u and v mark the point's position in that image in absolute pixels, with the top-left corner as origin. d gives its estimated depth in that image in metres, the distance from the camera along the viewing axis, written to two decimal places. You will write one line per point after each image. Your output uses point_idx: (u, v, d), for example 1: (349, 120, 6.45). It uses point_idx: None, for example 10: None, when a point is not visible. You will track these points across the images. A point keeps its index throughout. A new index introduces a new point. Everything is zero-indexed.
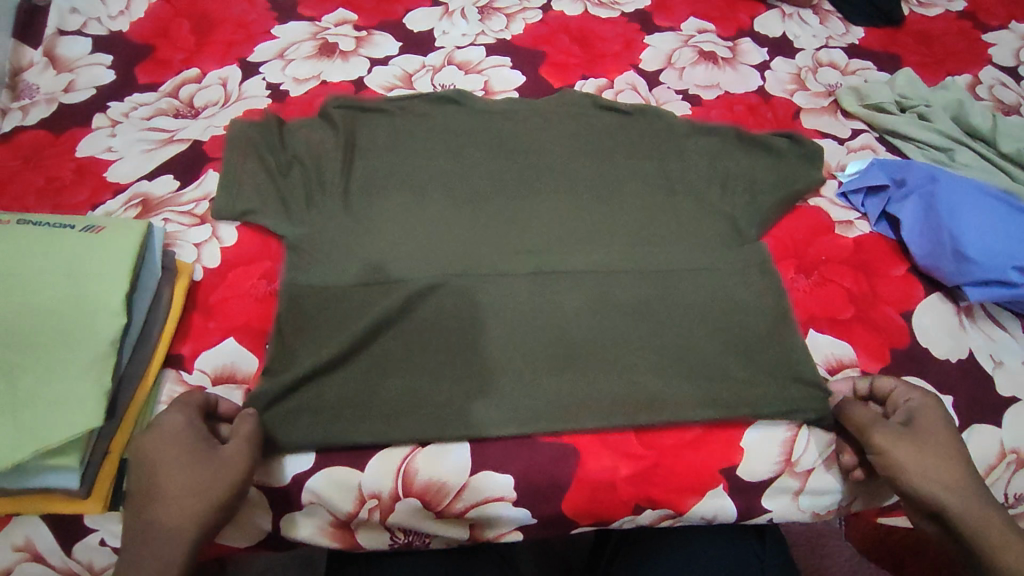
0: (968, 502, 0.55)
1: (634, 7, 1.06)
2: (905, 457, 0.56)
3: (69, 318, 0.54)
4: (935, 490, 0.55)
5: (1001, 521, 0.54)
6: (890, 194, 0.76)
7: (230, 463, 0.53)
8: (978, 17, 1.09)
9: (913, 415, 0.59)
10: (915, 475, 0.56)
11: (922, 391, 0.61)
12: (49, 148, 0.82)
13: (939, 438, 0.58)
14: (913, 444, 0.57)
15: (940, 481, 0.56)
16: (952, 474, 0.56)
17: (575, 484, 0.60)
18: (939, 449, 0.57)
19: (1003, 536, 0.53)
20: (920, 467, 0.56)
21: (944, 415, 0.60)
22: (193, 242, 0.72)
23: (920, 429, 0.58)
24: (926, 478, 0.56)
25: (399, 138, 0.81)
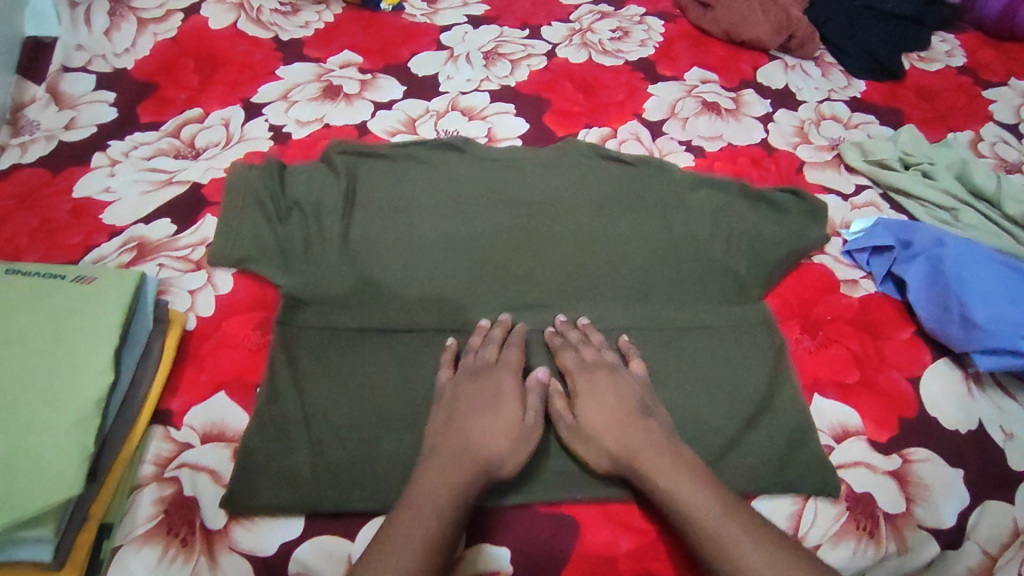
0: (636, 458, 0.56)
1: (637, 55, 1.07)
2: (588, 447, 0.59)
3: (54, 376, 0.52)
4: (619, 460, 0.58)
5: (674, 461, 0.56)
6: (896, 254, 0.75)
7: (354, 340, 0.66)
8: (979, 73, 1.10)
9: (579, 395, 0.62)
10: (593, 454, 0.59)
11: (602, 362, 0.64)
12: (46, 187, 0.81)
13: (611, 405, 0.60)
14: (590, 422, 0.60)
15: (609, 445, 0.58)
16: (635, 442, 0.57)
17: (575, 558, 0.56)
18: (599, 415, 0.60)
19: (665, 473, 0.55)
20: (596, 451, 0.59)
21: (614, 389, 0.61)
22: (188, 289, 0.70)
23: (591, 397, 0.61)
24: (598, 447, 0.59)
25: (400, 185, 0.81)
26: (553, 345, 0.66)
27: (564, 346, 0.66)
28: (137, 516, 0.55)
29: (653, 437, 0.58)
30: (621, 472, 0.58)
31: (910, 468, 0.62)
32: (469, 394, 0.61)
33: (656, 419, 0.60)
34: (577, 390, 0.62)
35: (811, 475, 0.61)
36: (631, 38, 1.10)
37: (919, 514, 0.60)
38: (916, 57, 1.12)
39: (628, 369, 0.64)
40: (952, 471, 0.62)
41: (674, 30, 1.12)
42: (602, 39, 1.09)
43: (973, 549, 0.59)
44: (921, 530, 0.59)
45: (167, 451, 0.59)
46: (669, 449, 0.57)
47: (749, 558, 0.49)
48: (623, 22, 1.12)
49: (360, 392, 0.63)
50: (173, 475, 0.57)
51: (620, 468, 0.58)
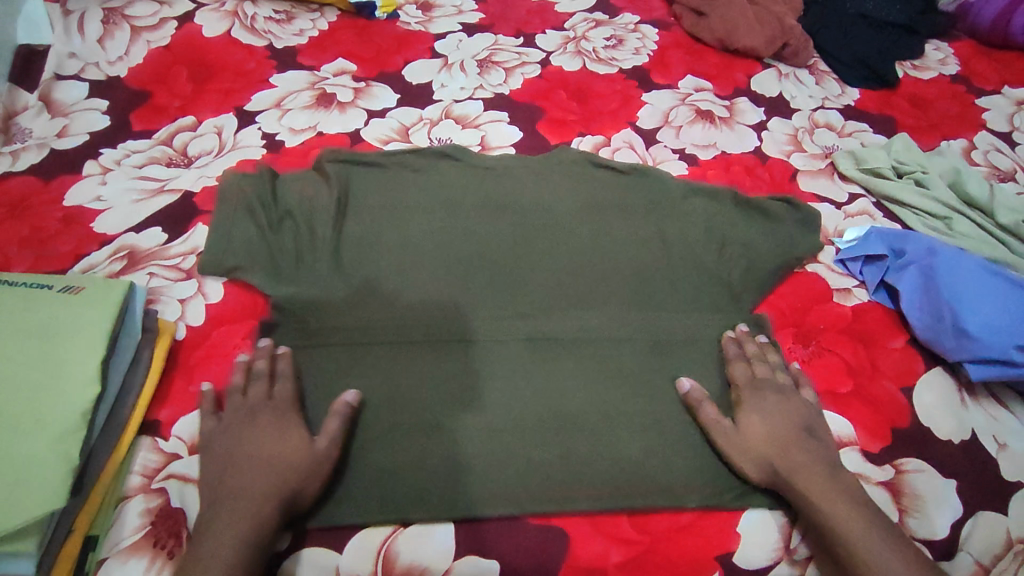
0: (799, 472, 0.58)
1: (632, 64, 1.07)
2: (746, 459, 0.60)
3: (39, 388, 0.52)
4: (778, 475, 0.59)
5: (831, 485, 0.57)
6: (889, 263, 0.75)
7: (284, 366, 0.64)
8: (972, 81, 1.10)
9: (743, 408, 0.63)
10: (750, 465, 0.60)
11: (770, 378, 0.65)
12: (37, 195, 0.81)
13: (779, 421, 0.61)
14: (752, 435, 0.61)
15: (773, 461, 0.59)
16: (795, 462, 0.59)
17: (564, 571, 0.56)
18: (771, 428, 0.61)
19: (828, 497, 0.56)
20: (747, 462, 0.60)
21: (783, 407, 0.62)
22: (178, 299, 0.70)
23: (768, 410, 0.62)
24: (757, 457, 0.60)
25: (393, 194, 0.80)
26: (729, 353, 0.68)
27: (737, 357, 0.67)
28: (123, 528, 0.54)
29: (816, 459, 0.59)
30: (774, 486, 0.59)
31: (903, 478, 0.62)
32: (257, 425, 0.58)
33: (820, 443, 0.61)
34: (743, 401, 0.64)
35: None
36: (625, 46, 1.10)
37: (911, 526, 0.59)
38: (909, 65, 1.12)
39: (798, 392, 0.65)
40: (946, 481, 0.62)
41: (668, 38, 1.12)
42: (596, 47, 1.09)
43: (966, 560, 0.58)
44: (914, 541, 0.58)
45: (155, 461, 0.58)
46: (829, 471, 0.58)
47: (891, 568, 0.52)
48: (617, 30, 1.13)
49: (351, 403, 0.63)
50: (160, 486, 0.57)
51: (775, 482, 0.59)
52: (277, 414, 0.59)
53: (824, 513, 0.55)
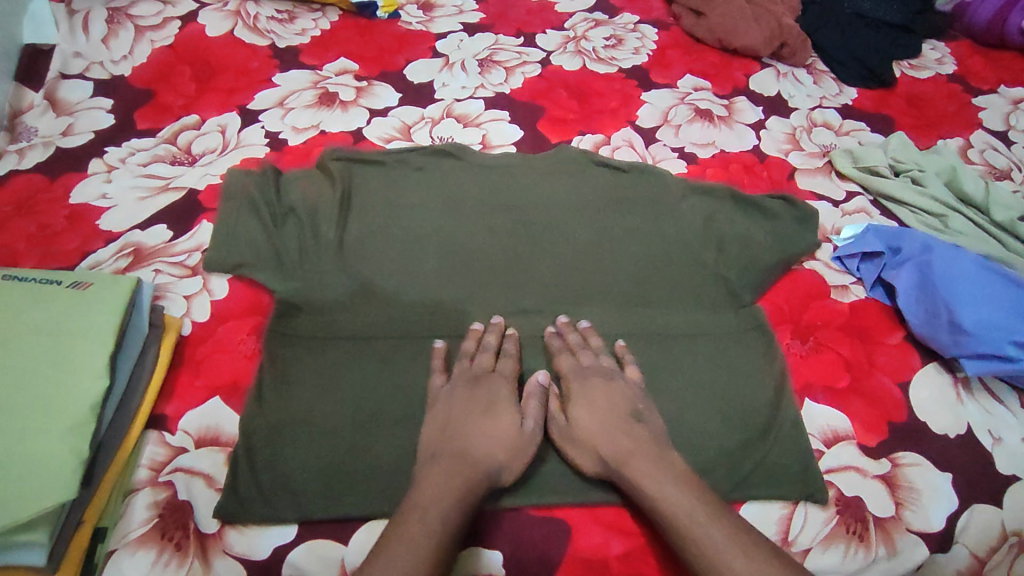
0: (635, 463, 0.57)
1: (631, 63, 1.08)
2: (576, 451, 0.60)
3: (49, 381, 0.53)
4: (609, 466, 0.58)
5: (657, 473, 0.56)
6: (885, 260, 0.76)
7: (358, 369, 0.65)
8: (968, 81, 1.11)
9: (572, 402, 0.63)
10: (584, 457, 0.60)
11: (601, 367, 0.65)
12: (43, 193, 0.82)
13: (604, 410, 0.61)
14: (582, 426, 0.61)
15: (601, 452, 0.59)
16: (622, 449, 0.58)
17: (566, 562, 0.57)
18: (593, 413, 0.61)
19: (652, 480, 0.55)
20: (585, 455, 0.60)
21: (607, 395, 0.62)
22: (183, 295, 0.71)
23: (587, 398, 0.62)
24: (580, 450, 0.60)
25: (395, 192, 0.81)
26: (552, 347, 0.67)
27: (561, 350, 0.67)
28: (131, 519, 0.55)
29: (640, 445, 0.58)
30: (610, 476, 0.59)
31: (899, 472, 0.63)
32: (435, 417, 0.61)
33: (648, 428, 0.60)
34: (569, 393, 0.63)
35: (799, 479, 0.62)
36: (624, 46, 1.11)
37: (908, 518, 0.60)
38: (906, 65, 1.13)
39: (623, 375, 0.65)
40: (941, 475, 0.63)
41: (667, 37, 1.13)
42: (596, 46, 1.10)
43: (961, 552, 0.59)
44: (909, 534, 0.59)
45: (162, 455, 0.59)
46: (657, 457, 0.57)
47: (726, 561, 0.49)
48: (617, 30, 1.14)
49: (356, 397, 0.64)
50: (168, 479, 0.58)
51: (608, 472, 0.58)
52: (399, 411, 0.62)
53: (650, 495, 0.54)
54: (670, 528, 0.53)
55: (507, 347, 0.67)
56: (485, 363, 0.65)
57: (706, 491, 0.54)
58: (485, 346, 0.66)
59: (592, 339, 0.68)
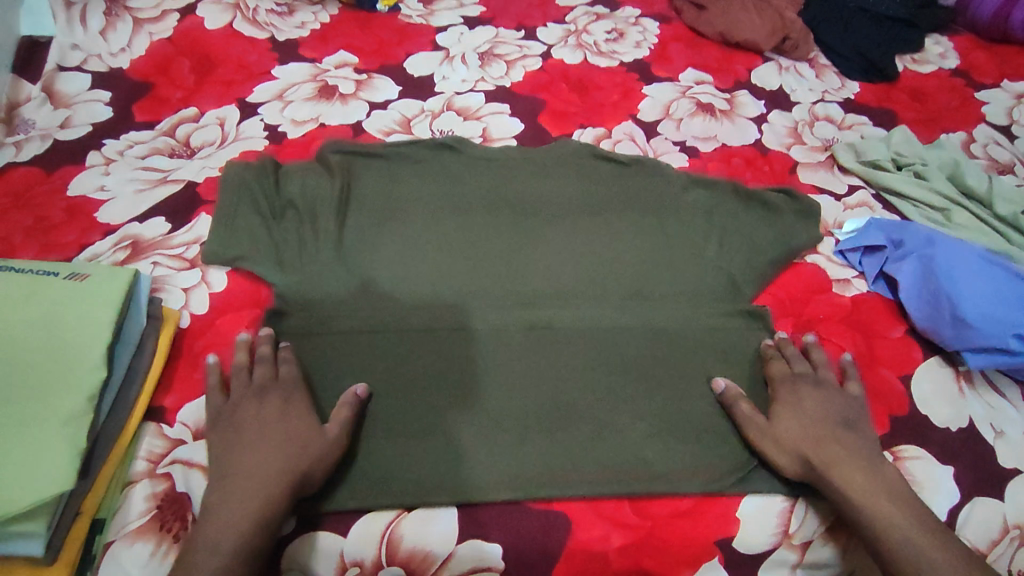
0: (843, 468, 0.57)
1: (633, 57, 1.07)
2: (775, 452, 0.60)
3: (46, 372, 0.52)
4: (813, 468, 0.58)
5: (867, 478, 0.56)
6: (887, 254, 0.75)
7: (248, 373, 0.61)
8: (971, 75, 1.11)
9: (778, 403, 0.63)
10: (786, 458, 0.60)
11: (804, 374, 0.65)
12: (41, 185, 0.81)
13: (815, 418, 0.61)
14: (788, 429, 0.61)
15: (808, 454, 0.59)
16: (828, 454, 0.58)
17: (565, 554, 0.57)
18: (812, 416, 0.61)
19: (863, 491, 0.56)
20: (783, 455, 0.60)
21: (818, 401, 0.62)
22: (182, 287, 0.70)
23: (800, 400, 0.62)
24: (790, 447, 0.60)
25: (395, 185, 0.81)
26: (764, 354, 0.68)
27: (773, 355, 0.67)
28: (130, 511, 0.55)
29: (851, 449, 0.58)
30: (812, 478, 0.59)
31: (901, 465, 0.63)
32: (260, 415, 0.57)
33: (862, 436, 0.60)
34: (779, 398, 0.64)
35: None
36: (625, 39, 1.10)
37: None
38: (909, 59, 1.12)
39: (837, 386, 0.64)
40: (942, 468, 0.63)
41: (669, 31, 1.12)
42: (597, 40, 1.09)
43: (961, 545, 0.59)
44: None
45: (160, 447, 0.59)
46: (865, 463, 0.58)
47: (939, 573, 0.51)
48: (618, 23, 1.13)
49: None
50: (166, 471, 0.57)
51: (810, 475, 0.59)
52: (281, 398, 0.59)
53: (865, 507, 0.55)
54: (880, 537, 0.54)
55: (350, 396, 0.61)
56: (264, 374, 0.60)
57: (919, 508, 0.55)
58: (261, 356, 0.62)
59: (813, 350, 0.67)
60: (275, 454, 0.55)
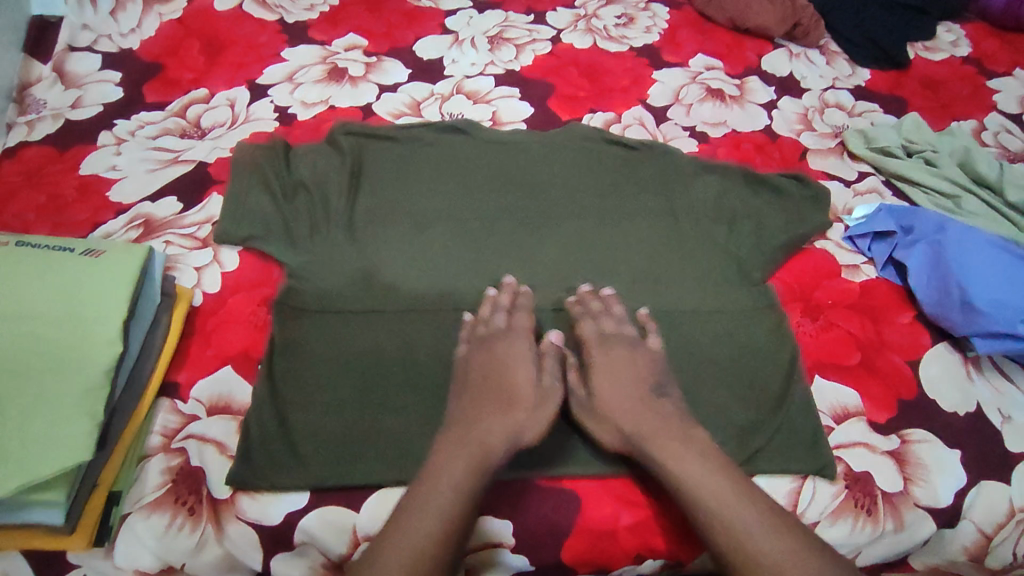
0: (660, 437, 0.58)
1: (642, 42, 1.07)
2: (598, 431, 0.60)
3: (63, 346, 0.53)
4: (631, 440, 0.59)
5: (684, 446, 0.58)
6: (897, 240, 0.75)
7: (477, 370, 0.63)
8: (983, 63, 1.10)
9: (604, 377, 0.63)
10: (606, 431, 0.60)
11: (607, 336, 0.65)
12: (53, 165, 0.81)
13: (627, 382, 0.62)
14: (607, 401, 0.62)
15: (624, 427, 0.60)
16: (648, 428, 0.59)
17: (575, 531, 0.57)
18: (614, 385, 0.62)
19: (679, 459, 0.57)
20: (602, 430, 0.60)
21: (633, 372, 0.63)
22: (194, 266, 0.71)
23: (604, 366, 0.64)
24: (622, 415, 0.60)
25: (405, 167, 0.81)
26: (574, 313, 0.67)
27: (583, 317, 0.67)
28: (144, 485, 0.55)
29: (668, 424, 0.59)
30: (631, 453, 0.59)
31: (910, 449, 0.63)
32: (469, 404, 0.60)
33: (670, 404, 0.61)
34: (595, 363, 0.64)
35: (810, 455, 0.62)
36: (636, 24, 1.10)
37: (917, 494, 0.60)
38: (921, 47, 1.12)
39: (646, 344, 0.65)
40: (950, 451, 0.63)
41: (679, 16, 1.12)
42: (607, 25, 1.09)
43: (967, 528, 0.60)
44: (917, 509, 0.60)
45: (175, 422, 0.59)
46: (681, 433, 0.59)
47: (757, 544, 0.52)
48: (628, 8, 1.12)
49: (361, 365, 0.63)
50: (180, 446, 0.58)
51: (631, 447, 0.59)
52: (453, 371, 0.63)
53: (678, 476, 0.56)
54: (677, 491, 0.56)
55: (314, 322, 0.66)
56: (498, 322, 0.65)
57: (735, 469, 0.57)
58: (499, 306, 0.67)
59: (503, 315, 0.66)
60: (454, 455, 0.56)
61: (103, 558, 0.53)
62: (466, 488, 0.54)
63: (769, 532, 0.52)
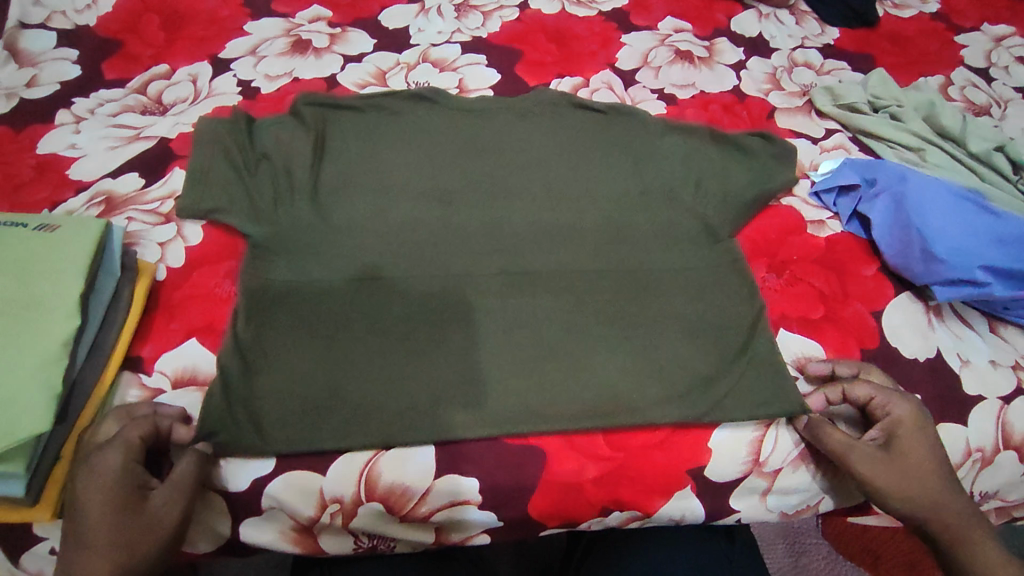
0: (954, 512, 0.59)
1: (610, 6, 1.05)
2: (893, 491, 0.58)
3: (17, 320, 0.52)
4: (929, 512, 0.59)
5: (973, 521, 0.59)
6: (861, 193, 0.76)
7: (104, 470, 0.51)
8: (951, 19, 1.10)
9: (902, 428, 0.59)
10: (907, 501, 0.59)
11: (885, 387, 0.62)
12: (10, 144, 0.80)
13: (929, 451, 0.59)
14: (906, 466, 0.59)
15: (933, 502, 0.58)
16: (943, 501, 0.59)
17: (541, 486, 0.59)
18: (925, 451, 0.59)
19: (973, 532, 0.59)
20: (903, 494, 0.58)
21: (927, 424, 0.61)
22: (157, 242, 0.70)
23: (901, 428, 0.60)
24: (916, 489, 0.58)
25: (369, 137, 0.80)
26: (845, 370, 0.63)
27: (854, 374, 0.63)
28: None
29: (957, 492, 0.59)
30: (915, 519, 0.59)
31: None
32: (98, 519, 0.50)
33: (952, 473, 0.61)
34: (891, 425, 0.60)
35: (774, 404, 0.63)
36: None
37: None
38: (890, 4, 1.11)
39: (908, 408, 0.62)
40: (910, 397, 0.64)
41: None
42: None
43: None
44: None
45: (138, 396, 0.59)
46: (966, 504, 0.59)
47: None
48: None
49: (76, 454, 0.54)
50: None
51: (919, 517, 0.59)
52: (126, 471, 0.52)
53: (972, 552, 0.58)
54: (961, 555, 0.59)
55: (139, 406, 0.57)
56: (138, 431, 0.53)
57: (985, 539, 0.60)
58: (131, 415, 0.55)
59: (111, 425, 0.54)
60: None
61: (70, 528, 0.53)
62: None
63: None
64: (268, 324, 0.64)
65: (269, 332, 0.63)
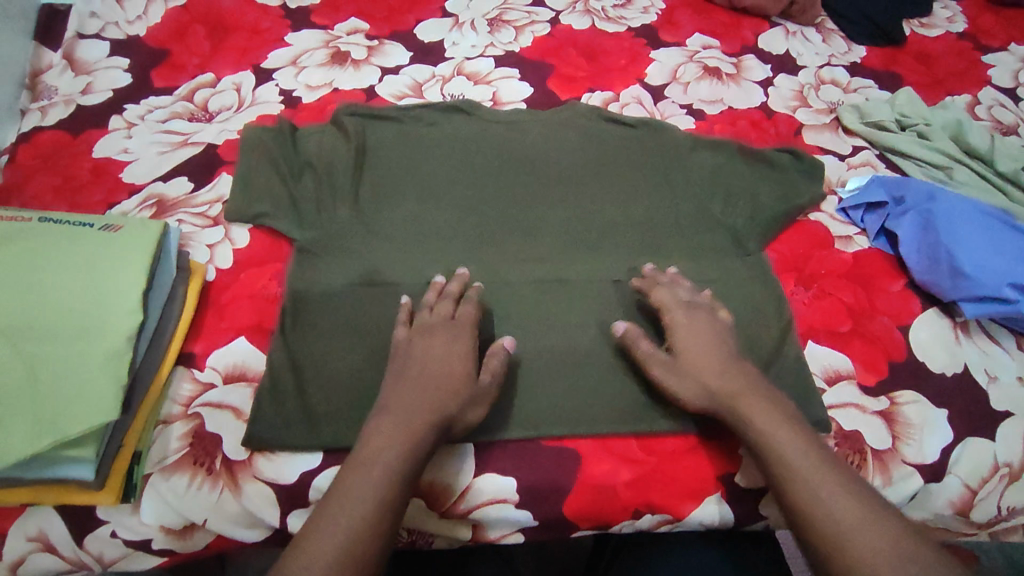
0: (743, 398, 0.58)
1: (640, 22, 1.08)
2: (683, 386, 0.61)
3: (87, 314, 0.56)
4: (716, 398, 0.59)
5: (770, 410, 0.57)
6: (889, 210, 0.77)
7: (456, 343, 0.61)
8: (978, 39, 1.11)
9: (674, 335, 0.63)
10: (688, 390, 0.60)
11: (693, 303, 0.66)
12: (67, 148, 0.84)
13: (701, 344, 0.62)
14: (691, 357, 0.61)
15: (710, 385, 0.60)
16: (733, 385, 0.59)
17: (577, 487, 0.61)
18: (698, 341, 0.62)
19: (767, 417, 0.57)
20: (688, 386, 0.60)
21: (712, 334, 0.63)
22: (206, 243, 0.73)
23: (680, 330, 0.63)
24: (708, 374, 0.60)
25: (408, 146, 0.83)
26: (645, 287, 0.68)
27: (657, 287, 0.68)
28: (165, 446, 0.59)
29: (754, 384, 0.60)
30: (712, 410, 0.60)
31: (897, 410, 0.65)
32: (422, 367, 0.59)
33: (759, 374, 0.61)
34: (674, 330, 0.64)
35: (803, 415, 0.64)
36: (633, 5, 1.11)
37: (906, 451, 0.63)
38: (917, 24, 1.13)
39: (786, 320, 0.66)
40: (937, 410, 0.66)
41: None
42: (605, 6, 1.10)
43: (954, 484, 0.63)
44: (905, 465, 0.63)
45: (192, 390, 0.62)
46: (769, 395, 0.59)
47: (839, 512, 0.50)
48: None
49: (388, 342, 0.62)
50: (196, 411, 0.61)
51: (714, 406, 0.59)
52: (449, 335, 0.62)
53: (761, 432, 0.56)
54: (767, 445, 0.55)
55: (453, 295, 0.66)
56: (443, 312, 0.64)
57: (823, 446, 0.56)
58: (446, 295, 0.65)
59: (447, 304, 0.65)
60: (400, 434, 0.54)
61: (130, 513, 0.56)
62: (398, 470, 0.52)
63: (831, 498, 0.51)
64: (313, 325, 0.66)
65: (311, 333, 0.66)
